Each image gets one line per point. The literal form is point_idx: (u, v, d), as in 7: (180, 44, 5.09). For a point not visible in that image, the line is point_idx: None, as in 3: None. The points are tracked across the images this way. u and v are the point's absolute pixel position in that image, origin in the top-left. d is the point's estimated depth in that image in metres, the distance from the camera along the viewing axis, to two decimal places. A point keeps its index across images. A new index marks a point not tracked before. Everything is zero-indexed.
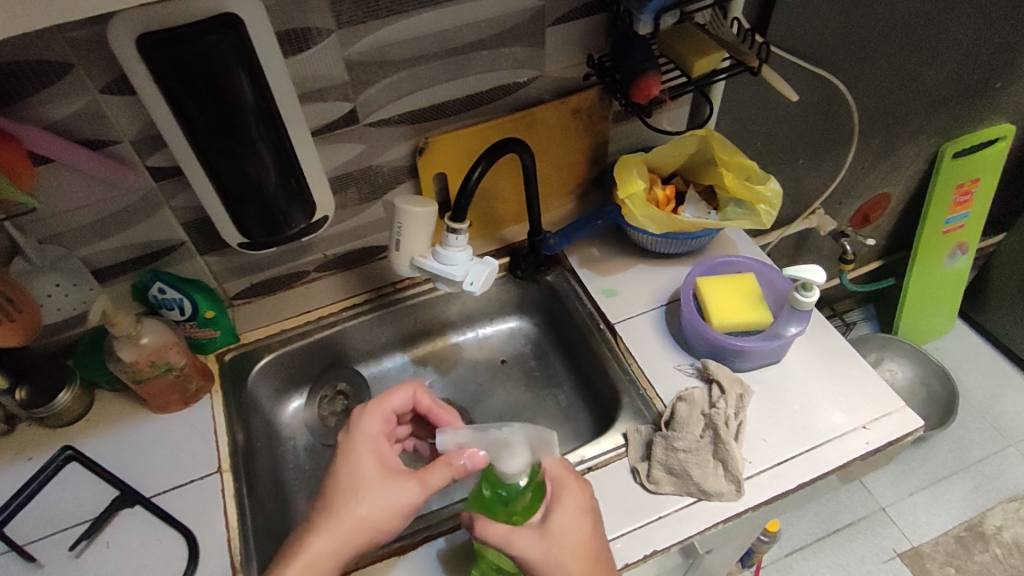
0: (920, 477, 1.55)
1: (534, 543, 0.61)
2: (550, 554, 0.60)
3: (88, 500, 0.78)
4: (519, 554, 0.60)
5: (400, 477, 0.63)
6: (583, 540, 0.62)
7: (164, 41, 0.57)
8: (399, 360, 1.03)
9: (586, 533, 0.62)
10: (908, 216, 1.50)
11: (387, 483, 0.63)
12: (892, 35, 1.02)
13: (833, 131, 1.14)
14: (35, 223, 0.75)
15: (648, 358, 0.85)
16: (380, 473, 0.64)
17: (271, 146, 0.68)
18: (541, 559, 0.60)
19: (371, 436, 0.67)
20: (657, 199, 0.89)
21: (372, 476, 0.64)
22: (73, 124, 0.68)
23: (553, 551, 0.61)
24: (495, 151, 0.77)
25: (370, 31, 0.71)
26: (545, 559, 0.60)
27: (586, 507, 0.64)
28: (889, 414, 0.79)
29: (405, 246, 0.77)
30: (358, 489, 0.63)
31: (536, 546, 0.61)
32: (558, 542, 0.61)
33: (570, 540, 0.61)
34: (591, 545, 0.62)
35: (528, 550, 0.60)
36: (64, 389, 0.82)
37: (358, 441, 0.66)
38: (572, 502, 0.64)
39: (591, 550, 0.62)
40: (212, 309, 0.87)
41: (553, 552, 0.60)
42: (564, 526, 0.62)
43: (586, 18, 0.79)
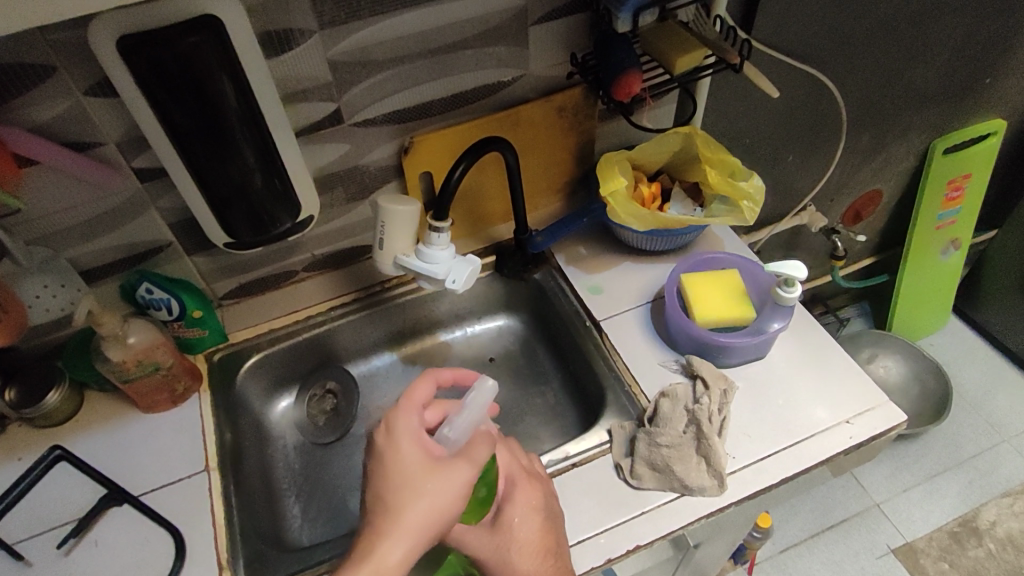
0: (914, 472, 1.55)
1: (484, 542, 0.64)
2: (500, 552, 0.63)
3: (77, 499, 0.79)
4: (471, 551, 0.65)
5: (458, 467, 0.59)
6: (534, 536, 0.64)
7: (142, 43, 0.58)
8: (388, 359, 1.03)
9: (537, 529, 0.64)
10: (899, 212, 1.50)
11: (445, 476, 0.58)
12: (878, 33, 1.02)
13: (821, 128, 1.14)
14: (22, 225, 0.75)
15: (633, 355, 0.85)
16: (427, 467, 0.58)
17: (255, 148, 0.69)
18: (492, 558, 0.64)
19: (410, 431, 0.60)
20: (643, 197, 0.89)
21: (423, 470, 0.58)
22: (57, 126, 0.69)
23: (502, 550, 0.64)
24: (478, 150, 0.77)
25: (352, 32, 0.71)
26: (496, 558, 0.64)
27: (540, 504, 0.66)
28: (871, 409, 0.79)
29: (389, 244, 0.77)
30: (409, 486, 0.57)
31: (487, 544, 0.64)
32: (507, 539, 0.64)
33: (519, 537, 0.64)
34: (541, 541, 0.64)
35: (479, 548, 0.64)
36: (52, 389, 0.83)
37: (398, 439, 0.59)
38: (523, 500, 0.66)
39: (541, 546, 0.63)
40: (200, 308, 0.87)
41: (502, 549, 0.64)
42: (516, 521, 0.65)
43: (568, 17, 0.80)
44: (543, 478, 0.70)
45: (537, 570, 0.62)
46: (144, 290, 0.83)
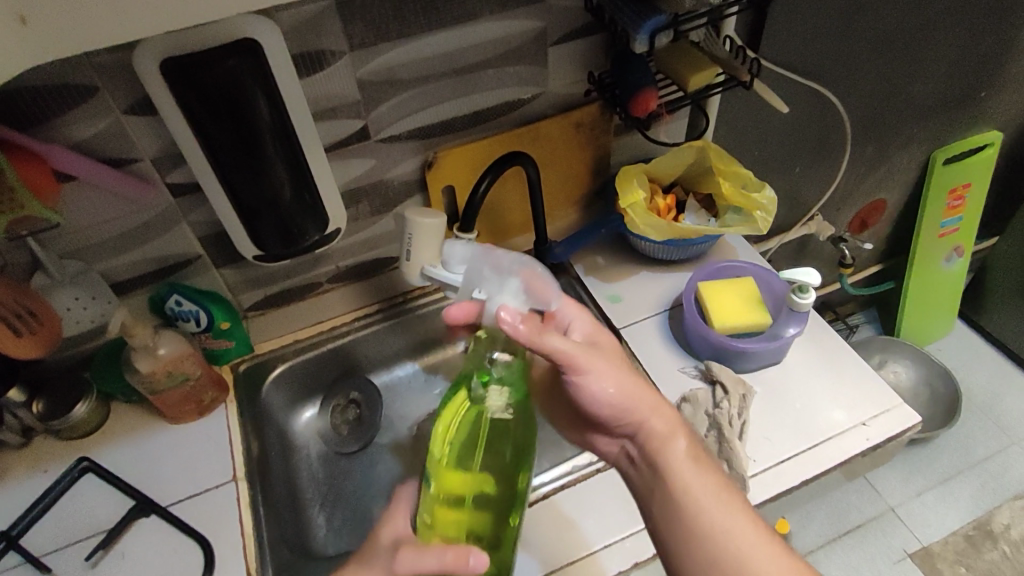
0: (927, 476, 1.57)
1: (591, 357, 0.64)
2: (612, 366, 0.65)
3: (103, 511, 0.80)
4: (584, 368, 0.63)
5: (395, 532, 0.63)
6: (622, 354, 0.68)
7: (184, 67, 0.61)
8: (410, 368, 1.05)
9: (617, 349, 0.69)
10: (903, 221, 1.53)
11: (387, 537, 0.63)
12: (881, 47, 1.05)
13: (827, 140, 1.17)
14: (57, 239, 0.77)
15: (654, 362, 0.87)
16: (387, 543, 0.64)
17: (286, 163, 0.71)
18: (605, 372, 0.65)
19: None
20: (659, 208, 0.91)
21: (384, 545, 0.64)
22: (97, 144, 0.71)
23: (612, 364, 0.65)
24: (502, 163, 0.80)
25: (381, 53, 0.74)
26: (611, 376, 0.65)
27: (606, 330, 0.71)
28: (886, 411, 0.81)
29: (416, 256, 0.80)
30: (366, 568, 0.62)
31: (596, 360, 0.64)
32: (608, 356, 0.66)
33: (615, 353, 0.67)
34: (626, 358, 0.68)
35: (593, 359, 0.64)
36: (79, 402, 0.85)
37: None
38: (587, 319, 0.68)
39: (629, 365, 0.68)
40: (228, 320, 0.89)
41: (613, 364, 0.66)
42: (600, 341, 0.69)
43: (586, 38, 0.83)
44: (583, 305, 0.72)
45: (638, 382, 0.66)
46: (173, 302, 0.86)
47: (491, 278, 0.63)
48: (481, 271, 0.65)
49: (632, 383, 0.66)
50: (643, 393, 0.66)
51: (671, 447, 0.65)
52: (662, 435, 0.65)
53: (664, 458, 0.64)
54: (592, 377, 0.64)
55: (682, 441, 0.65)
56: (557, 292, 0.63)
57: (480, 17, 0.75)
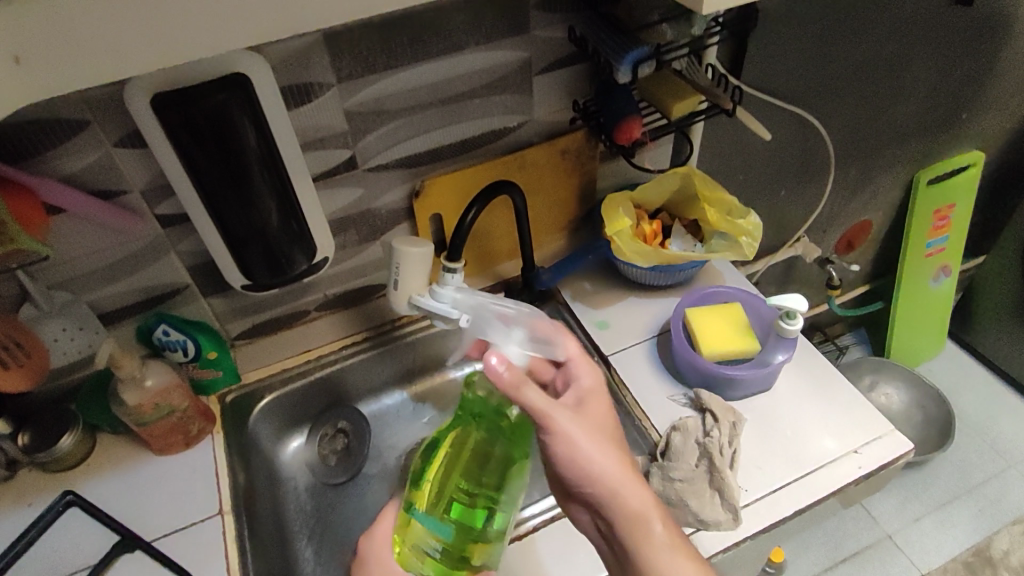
0: (923, 501, 1.56)
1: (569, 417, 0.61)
2: (593, 433, 0.61)
3: (88, 546, 0.79)
4: (560, 430, 0.60)
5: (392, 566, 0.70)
6: (609, 426, 0.65)
7: (173, 100, 0.61)
8: (399, 397, 1.05)
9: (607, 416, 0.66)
10: (889, 243, 1.55)
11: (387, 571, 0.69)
12: (861, 73, 1.07)
13: (811, 163, 1.19)
14: (45, 271, 0.77)
15: (643, 389, 0.87)
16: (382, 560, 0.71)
17: (274, 193, 0.72)
18: (583, 437, 0.60)
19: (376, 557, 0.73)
20: (645, 234, 0.92)
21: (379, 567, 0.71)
22: (87, 176, 0.72)
23: (595, 431, 0.62)
24: (489, 193, 0.81)
25: (368, 84, 0.75)
26: (584, 442, 0.60)
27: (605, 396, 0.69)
28: (878, 438, 0.81)
29: (404, 285, 0.81)
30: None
31: (574, 423, 0.61)
32: (590, 423, 0.63)
33: (599, 421, 0.64)
34: (613, 432, 0.64)
35: (567, 423, 0.60)
36: (66, 433, 0.84)
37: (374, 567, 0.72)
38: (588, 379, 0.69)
39: (613, 437, 0.64)
40: (215, 350, 0.90)
41: (588, 430, 0.61)
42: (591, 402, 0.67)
43: (571, 67, 0.84)
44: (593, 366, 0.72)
45: (621, 454, 0.62)
46: (161, 332, 0.86)
47: (498, 329, 0.70)
48: (487, 321, 0.71)
49: (614, 456, 0.61)
50: (626, 468, 0.61)
51: (647, 533, 0.59)
52: (637, 517, 0.59)
53: (639, 545, 0.59)
54: (573, 440, 0.60)
55: (657, 526, 0.59)
56: (555, 343, 0.68)
57: (466, 48, 0.77)
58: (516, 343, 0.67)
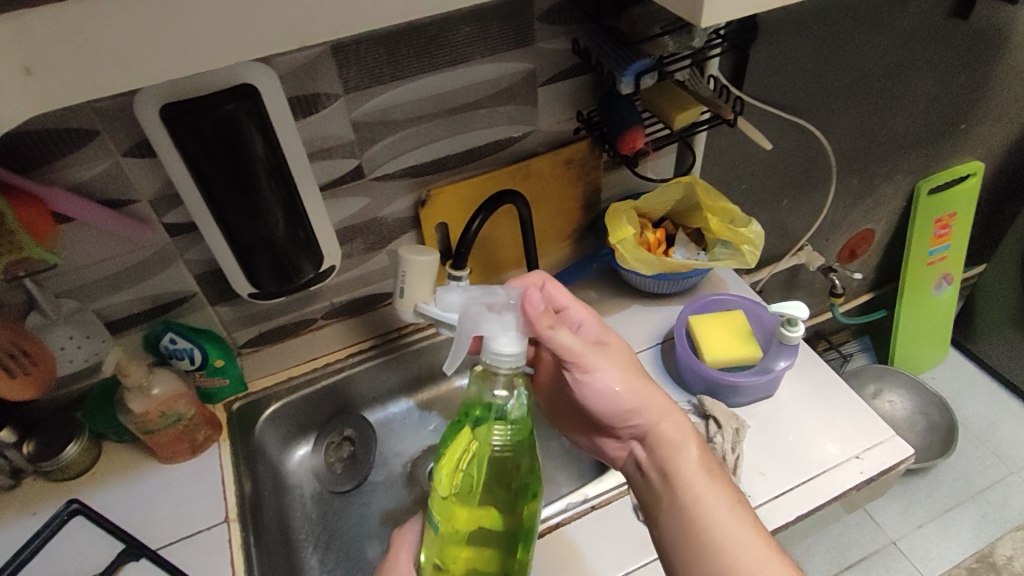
0: (927, 508, 1.56)
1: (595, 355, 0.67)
2: (618, 367, 0.68)
3: (93, 555, 0.79)
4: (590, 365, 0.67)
5: None
6: (631, 362, 0.70)
7: (182, 112, 0.62)
8: (404, 405, 1.05)
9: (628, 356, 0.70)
10: (890, 251, 1.55)
11: None
12: (861, 83, 1.08)
13: (813, 173, 1.20)
14: (53, 278, 0.78)
15: None
16: None
17: (281, 203, 0.72)
18: (610, 372, 0.67)
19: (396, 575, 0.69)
20: (649, 242, 0.93)
21: None
22: (96, 186, 0.72)
23: (619, 368, 0.68)
24: (494, 203, 0.82)
25: (374, 95, 0.76)
26: (619, 377, 0.67)
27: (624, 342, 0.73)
28: (879, 443, 0.82)
29: (410, 294, 0.81)
30: None
31: (603, 360, 0.67)
32: (616, 360, 0.69)
33: (622, 358, 0.70)
34: (637, 367, 0.69)
35: (601, 363, 0.67)
36: (71, 441, 0.85)
37: None
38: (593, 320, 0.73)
39: (638, 371, 0.69)
40: (222, 358, 0.90)
41: (621, 367, 0.68)
42: (608, 343, 0.71)
43: (574, 78, 0.85)
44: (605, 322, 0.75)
45: (644, 384, 0.68)
46: (168, 340, 0.86)
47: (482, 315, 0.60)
48: (472, 310, 0.61)
49: (637, 386, 0.67)
50: (651, 396, 0.67)
51: (681, 455, 0.64)
52: (672, 442, 0.65)
53: (675, 464, 0.63)
54: (601, 375, 0.67)
55: (693, 450, 0.64)
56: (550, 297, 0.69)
57: (472, 59, 0.78)
58: (513, 331, 0.60)
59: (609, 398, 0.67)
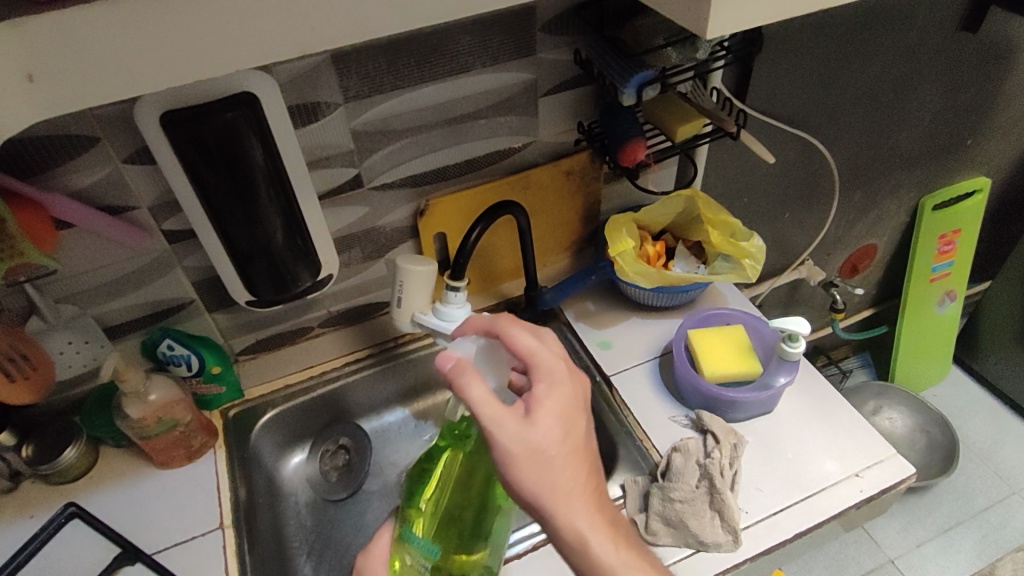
0: (927, 526, 1.54)
1: (513, 431, 0.55)
2: (540, 450, 0.55)
3: (88, 560, 0.79)
4: (500, 439, 0.55)
5: None
6: (569, 440, 0.57)
7: (181, 120, 0.62)
8: (400, 414, 1.05)
9: (563, 426, 0.57)
10: (894, 266, 1.55)
11: None
12: (865, 98, 1.08)
13: (815, 187, 1.19)
14: (52, 284, 0.78)
15: (644, 410, 0.87)
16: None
17: (280, 210, 0.72)
18: (523, 455, 0.55)
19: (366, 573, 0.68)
20: (649, 255, 0.92)
21: None
22: (95, 191, 0.73)
23: (540, 450, 0.55)
24: (493, 213, 0.82)
25: (374, 104, 0.76)
26: (522, 459, 0.55)
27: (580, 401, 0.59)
28: (879, 462, 0.81)
29: (407, 303, 0.81)
30: None
31: (521, 440, 0.55)
32: (542, 439, 0.55)
33: (557, 437, 0.56)
34: (576, 445, 0.57)
35: (506, 443, 0.55)
36: (69, 445, 0.84)
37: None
38: (544, 375, 0.58)
39: (575, 451, 0.57)
40: (219, 364, 0.89)
41: (537, 447, 0.55)
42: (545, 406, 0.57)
43: (576, 89, 0.85)
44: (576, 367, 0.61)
45: (570, 471, 0.56)
46: (166, 346, 0.86)
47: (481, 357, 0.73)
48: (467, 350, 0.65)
49: (559, 475, 0.56)
50: (571, 488, 0.56)
51: (586, 556, 0.56)
52: (579, 539, 0.56)
53: (576, 560, 0.56)
54: (512, 455, 0.55)
55: (604, 553, 0.55)
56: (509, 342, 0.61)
57: (473, 69, 0.78)
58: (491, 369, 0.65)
59: (504, 476, 0.56)
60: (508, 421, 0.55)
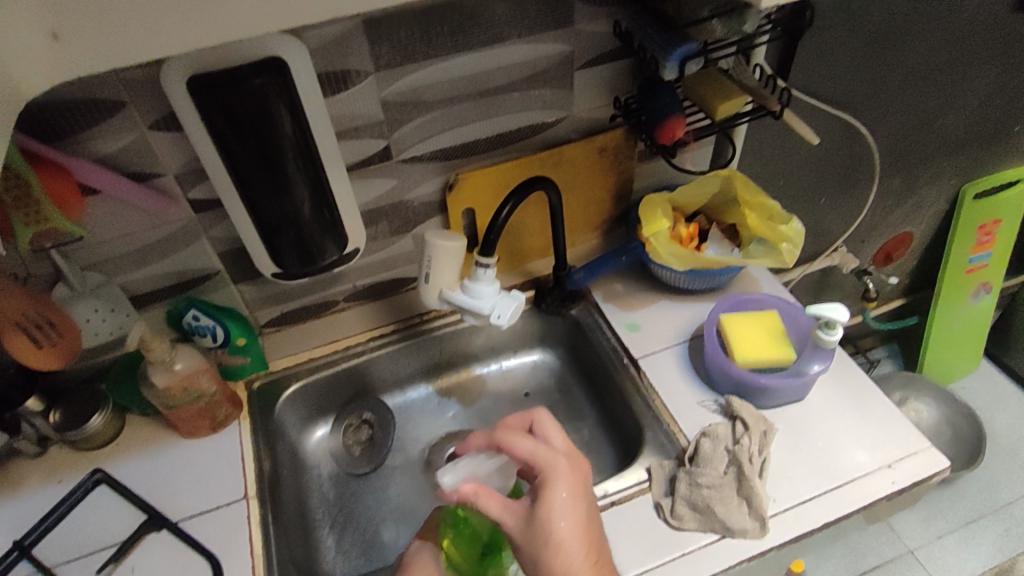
0: (949, 519, 1.52)
1: (519, 525, 0.62)
2: (546, 538, 0.60)
3: (115, 525, 0.80)
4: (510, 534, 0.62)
5: None
6: (577, 524, 0.61)
7: (209, 85, 0.61)
8: (424, 391, 1.04)
9: (568, 514, 0.61)
10: (929, 255, 1.50)
11: None
12: (911, 79, 1.03)
13: (853, 171, 1.15)
14: (79, 251, 0.78)
15: (672, 393, 0.85)
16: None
17: (307, 181, 0.71)
18: (531, 546, 0.61)
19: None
20: (680, 237, 0.90)
21: None
22: (122, 157, 0.72)
23: (544, 540, 0.60)
24: (525, 189, 0.80)
25: (406, 74, 0.74)
26: (531, 548, 0.61)
27: (588, 488, 0.65)
28: (913, 454, 0.78)
29: (434, 279, 0.79)
30: None
31: (524, 529, 0.62)
32: (548, 528, 0.60)
33: (562, 522, 0.61)
34: (585, 530, 0.61)
35: (516, 537, 0.62)
36: (96, 413, 0.85)
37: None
38: (547, 471, 0.64)
39: (582, 535, 0.61)
40: (244, 336, 0.89)
41: (544, 538, 0.60)
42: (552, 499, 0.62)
43: (613, 63, 0.82)
44: (577, 456, 0.67)
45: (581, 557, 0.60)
46: (191, 317, 0.85)
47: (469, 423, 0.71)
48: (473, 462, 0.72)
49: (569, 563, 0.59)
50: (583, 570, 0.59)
51: None
52: None
53: None
54: (524, 550, 0.61)
55: None
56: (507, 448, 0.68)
57: (507, 39, 0.75)
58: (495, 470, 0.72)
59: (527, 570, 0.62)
60: (514, 518, 0.63)
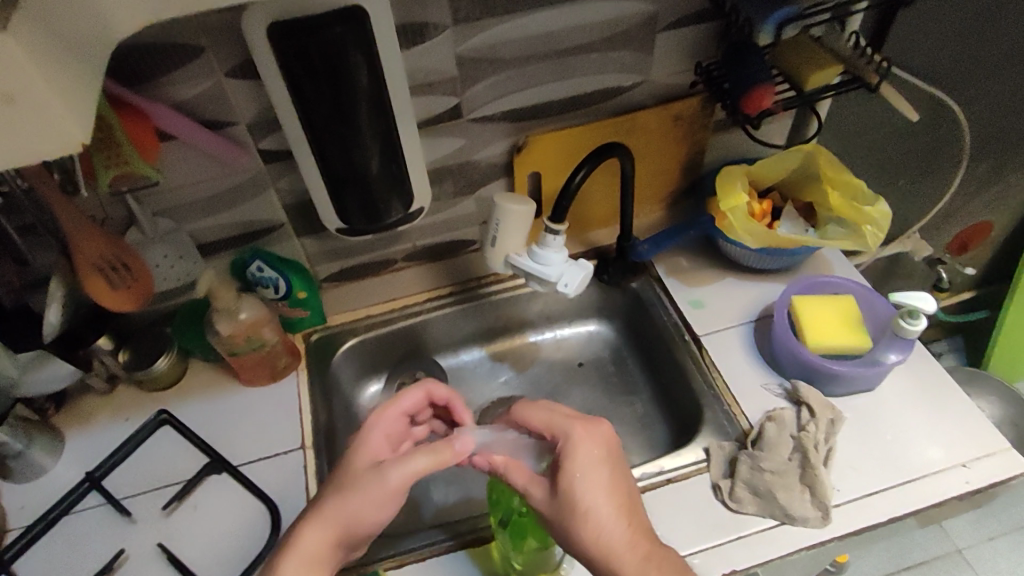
0: (1004, 521, 1.46)
1: (546, 498, 0.61)
2: (570, 504, 0.59)
3: (181, 464, 0.82)
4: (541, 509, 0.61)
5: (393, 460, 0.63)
6: (603, 488, 0.59)
7: (290, 32, 0.60)
8: (477, 354, 1.04)
9: (589, 478, 0.60)
10: (1009, 246, 1.42)
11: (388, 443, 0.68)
12: (1014, 56, 0.97)
13: (940, 154, 1.09)
14: (152, 196, 0.79)
15: (736, 373, 0.83)
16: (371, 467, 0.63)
17: (378, 136, 0.69)
18: (558, 516, 0.59)
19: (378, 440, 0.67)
20: (754, 212, 0.87)
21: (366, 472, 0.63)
22: (199, 104, 0.72)
23: (570, 509, 0.59)
24: (599, 155, 0.77)
25: (483, 29, 0.72)
26: (561, 521, 0.59)
27: (611, 446, 0.62)
28: (990, 455, 0.75)
29: (501, 243, 0.78)
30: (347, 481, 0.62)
31: (551, 505, 0.60)
32: (573, 495, 0.59)
33: (583, 488, 0.59)
34: (614, 493, 0.60)
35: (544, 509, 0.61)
36: (161, 355, 0.87)
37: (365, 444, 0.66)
38: (568, 436, 0.63)
39: (611, 500, 0.59)
40: (305, 291, 0.90)
41: (568, 508, 0.59)
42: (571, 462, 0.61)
43: (699, 25, 0.78)
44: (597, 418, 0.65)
45: (612, 521, 0.58)
46: (256, 267, 0.87)
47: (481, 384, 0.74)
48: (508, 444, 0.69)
49: (599, 526, 0.58)
50: (615, 532, 0.58)
51: None
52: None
53: None
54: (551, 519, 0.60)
55: None
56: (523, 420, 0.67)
57: None
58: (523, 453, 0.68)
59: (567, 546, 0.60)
60: (542, 489, 0.62)
